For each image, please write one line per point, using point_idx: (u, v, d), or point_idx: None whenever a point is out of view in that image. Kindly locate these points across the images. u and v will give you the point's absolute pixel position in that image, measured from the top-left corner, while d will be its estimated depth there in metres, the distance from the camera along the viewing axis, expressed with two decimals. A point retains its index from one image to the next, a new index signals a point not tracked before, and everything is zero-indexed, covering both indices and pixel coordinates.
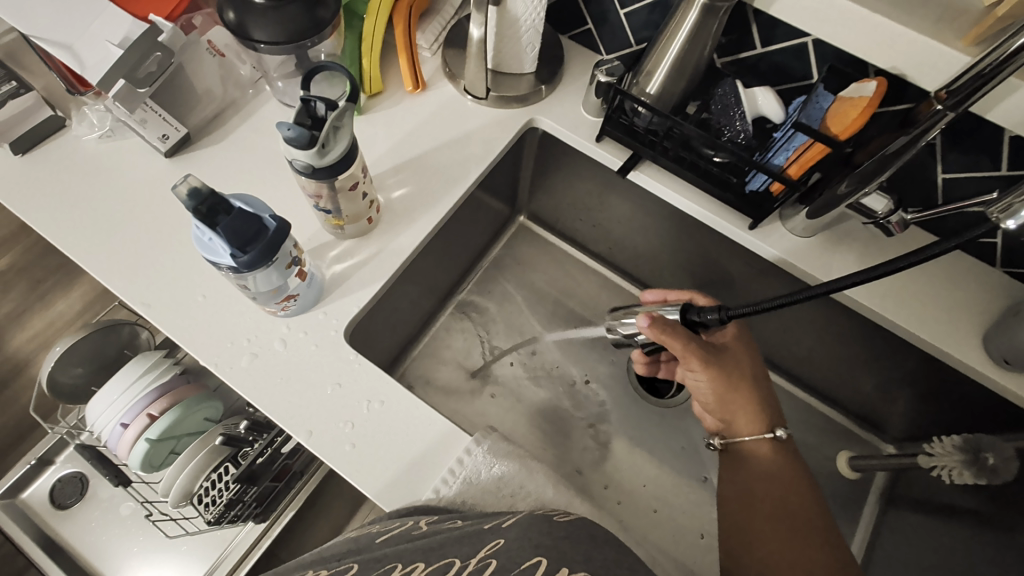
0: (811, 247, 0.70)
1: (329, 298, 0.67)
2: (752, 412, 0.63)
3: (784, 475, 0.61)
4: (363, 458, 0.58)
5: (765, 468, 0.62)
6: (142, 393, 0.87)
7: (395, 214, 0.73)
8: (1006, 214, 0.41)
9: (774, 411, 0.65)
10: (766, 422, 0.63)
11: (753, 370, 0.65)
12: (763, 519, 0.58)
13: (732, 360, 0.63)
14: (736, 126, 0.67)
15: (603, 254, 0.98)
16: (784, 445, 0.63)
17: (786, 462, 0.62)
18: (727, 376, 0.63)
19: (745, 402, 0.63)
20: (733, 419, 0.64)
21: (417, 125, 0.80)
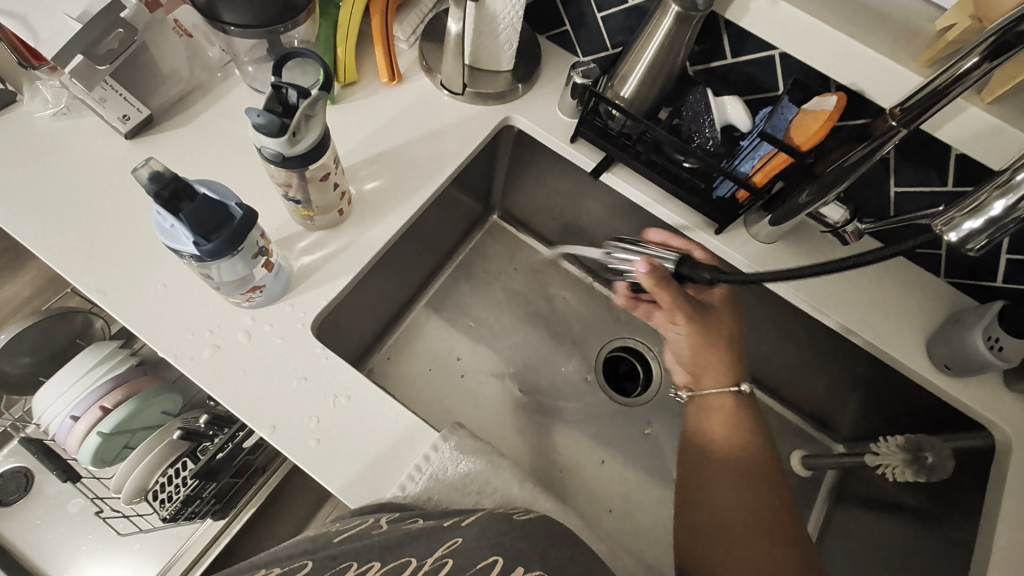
0: (773, 253, 0.73)
1: (296, 290, 0.65)
2: (722, 363, 0.67)
3: (744, 438, 0.65)
4: (330, 451, 0.58)
5: (725, 426, 0.66)
6: (96, 385, 0.84)
7: (367, 206, 0.72)
8: (949, 227, 0.43)
9: (742, 369, 0.69)
10: (733, 377, 0.68)
11: (731, 327, 0.68)
12: (721, 483, 0.62)
13: (711, 315, 0.67)
14: (705, 133, 0.68)
15: (575, 253, 0.99)
16: (747, 401, 0.68)
17: (745, 423, 0.66)
18: (703, 331, 0.66)
19: (717, 355, 0.68)
20: (704, 371, 0.68)
21: (393, 118, 0.79)
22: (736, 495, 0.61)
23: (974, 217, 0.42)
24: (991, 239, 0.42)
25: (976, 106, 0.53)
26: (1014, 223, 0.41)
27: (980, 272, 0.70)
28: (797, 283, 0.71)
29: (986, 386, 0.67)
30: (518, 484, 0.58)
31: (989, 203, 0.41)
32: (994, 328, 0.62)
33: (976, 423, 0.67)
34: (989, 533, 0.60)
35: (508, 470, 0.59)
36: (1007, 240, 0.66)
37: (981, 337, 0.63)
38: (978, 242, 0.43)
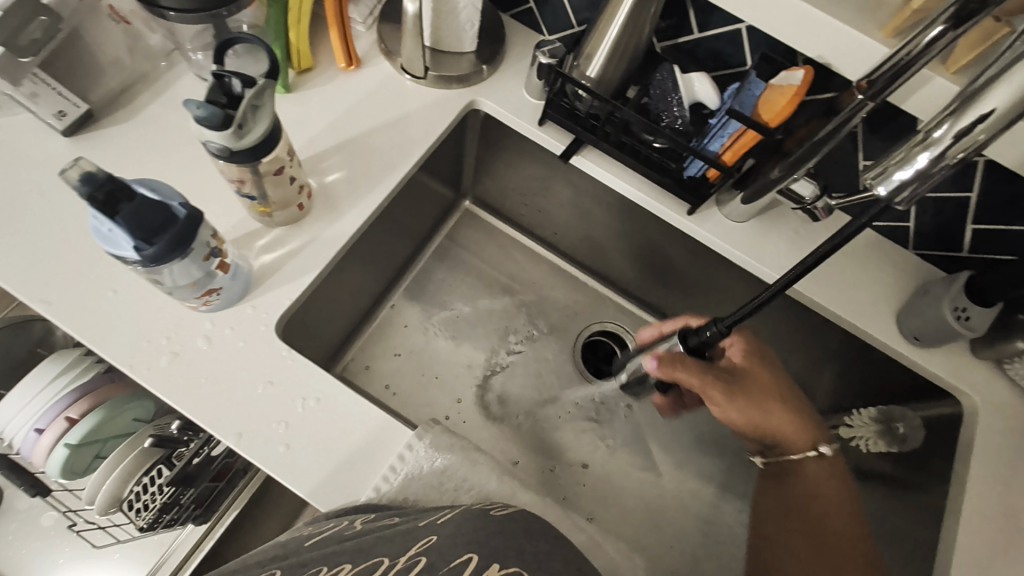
0: (745, 232, 0.72)
1: (256, 291, 0.62)
2: (792, 428, 0.64)
3: (842, 494, 0.63)
4: (301, 456, 0.56)
5: (814, 488, 0.63)
6: (59, 395, 0.80)
7: (329, 199, 0.69)
8: (880, 178, 0.42)
9: (816, 427, 0.65)
10: (811, 440, 0.64)
11: (780, 384, 0.65)
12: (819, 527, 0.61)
13: (753, 382, 0.64)
14: (673, 112, 0.67)
15: (549, 239, 0.98)
16: (834, 461, 0.64)
17: (836, 482, 0.63)
18: (756, 400, 0.63)
19: (785, 421, 0.64)
20: (775, 440, 0.65)
21: (352, 105, 0.76)
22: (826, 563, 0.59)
23: (904, 167, 0.41)
24: (917, 191, 0.41)
25: (942, 76, 0.52)
26: (943, 170, 0.40)
27: (946, 242, 0.71)
28: (771, 261, 0.71)
29: (953, 354, 0.69)
30: (496, 478, 0.56)
31: (914, 155, 0.40)
32: (960, 298, 0.63)
33: (945, 392, 0.69)
34: (958, 499, 0.62)
35: (485, 465, 0.57)
36: (971, 210, 0.67)
37: (949, 307, 0.63)
38: (906, 195, 0.41)
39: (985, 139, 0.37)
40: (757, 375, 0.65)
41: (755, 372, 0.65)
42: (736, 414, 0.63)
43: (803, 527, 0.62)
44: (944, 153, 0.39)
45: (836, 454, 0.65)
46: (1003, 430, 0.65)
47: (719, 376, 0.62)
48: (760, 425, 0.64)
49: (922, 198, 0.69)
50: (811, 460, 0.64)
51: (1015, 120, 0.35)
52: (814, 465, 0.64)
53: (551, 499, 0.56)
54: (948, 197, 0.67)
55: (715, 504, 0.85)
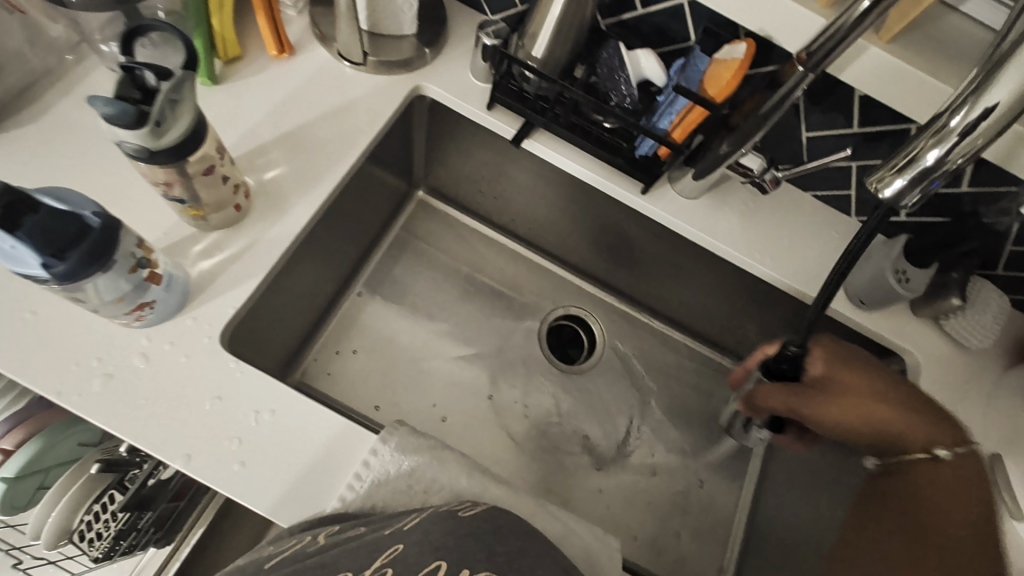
0: (698, 208, 0.73)
1: (197, 300, 0.58)
2: (906, 433, 0.59)
3: (964, 497, 0.56)
4: (261, 473, 0.53)
5: (951, 492, 0.56)
6: None
7: (269, 198, 0.65)
8: (882, 184, 0.44)
9: (936, 426, 0.58)
10: (929, 442, 0.58)
11: (877, 385, 0.60)
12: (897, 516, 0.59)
13: (843, 391, 0.61)
14: (622, 91, 0.66)
15: (507, 226, 0.96)
16: (958, 468, 0.57)
17: (963, 486, 0.56)
18: (856, 410, 0.60)
19: (897, 427, 0.59)
20: (895, 443, 0.59)
21: (288, 95, 0.71)
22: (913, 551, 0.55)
23: (904, 174, 0.43)
24: (926, 192, 0.42)
25: (876, 46, 0.53)
26: (940, 175, 0.42)
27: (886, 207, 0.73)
28: (725, 236, 0.72)
29: (896, 315, 0.72)
30: (466, 476, 0.55)
31: (921, 155, 0.41)
32: (902, 261, 0.66)
33: (889, 351, 0.72)
34: None
35: (454, 463, 0.56)
36: None
37: (890, 270, 0.66)
38: (911, 198, 0.44)
39: (982, 143, 0.39)
40: (852, 383, 0.61)
41: (846, 381, 0.61)
42: (837, 425, 0.61)
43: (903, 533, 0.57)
44: (958, 149, 0.39)
45: (968, 455, 0.57)
46: (943, 383, 0.69)
47: (812, 395, 0.61)
48: (869, 429, 0.60)
49: (860, 167, 0.71)
50: (926, 461, 0.58)
51: (1007, 124, 0.38)
52: (933, 469, 0.58)
53: (522, 491, 0.56)
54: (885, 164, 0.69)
55: (684, 475, 0.87)
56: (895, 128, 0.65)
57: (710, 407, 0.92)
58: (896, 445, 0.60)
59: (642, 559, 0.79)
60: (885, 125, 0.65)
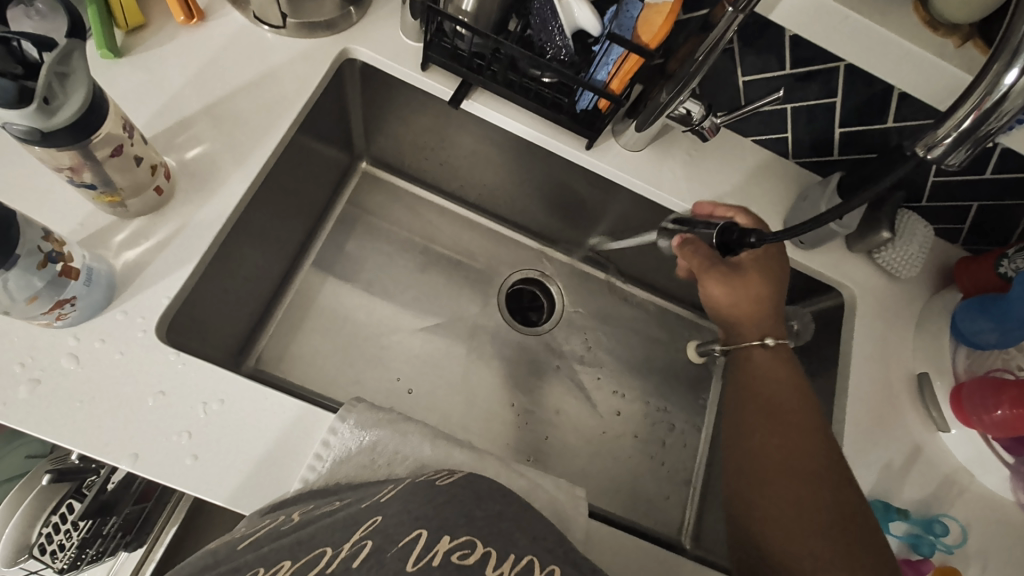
0: (643, 160, 0.73)
1: (126, 294, 0.55)
2: (757, 321, 0.64)
3: (780, 375, 0.62)
4: (218, 463, 0.51)
5: (764, 371, 0.62)
6: None
7: (193, 178, 0.60)
8: (930, 146, 0.44)
9: (775, 322, 0.65)
10: (761, 329, 0.64)
11: (765, 281, 0.65)
12: (757, 417, 0.59)
13: (743, 274, 0.64)
14: (556, 42, 0.62)
15: (457, 192, 0.94)
16: (778, 354, 0.63)
17: (786, 367, 0.62)
18: (733, 287, 0.64)
19: (751, 311, 0.64)
20: (739, 322, 0.65)
21: (203, 65, 0.66)
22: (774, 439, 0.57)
23: (944, 139, 0.43)
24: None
25: None
26: (988, 137, 0.41)
27: (820, 148, 0.76)
28: (670, 186, 0.73)
29: (833, 251, 0.75)
30: (429, 445, 0.54)
31: (962, 117, 0.41)
32: (835, 199, 0.69)
33: (828, 286, 0.76)
34: (845, 379, 0.69)
35: (416, 433, 0.55)
36: (839, 115, 0.71)
37: (825, 209, 0.69)
38: (957, 157, 0.43)
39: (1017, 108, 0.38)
40: (747, 273, 0.64)
41: (747, 270, 0.64)
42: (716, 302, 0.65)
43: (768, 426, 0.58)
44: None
45: (783, 349, 0.64)
46: (875, 312, 0.73)
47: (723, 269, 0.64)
48: (725, 310, 0.65)
49: (796, 109, 0.72)
50: (757, 346, 0.64)
51: None
52: (761, 353, 0.63)
53: (488, 453, 0.56)
54: (817, 104, 0.70)
55: (645, 422, 0.90)
56: (825, 67, 0.66)
57: (668, 355, 0.95)
58: (731, 326, 0.66)
59: (612, 505, 0.82)
60: (815, 65, 0.66)
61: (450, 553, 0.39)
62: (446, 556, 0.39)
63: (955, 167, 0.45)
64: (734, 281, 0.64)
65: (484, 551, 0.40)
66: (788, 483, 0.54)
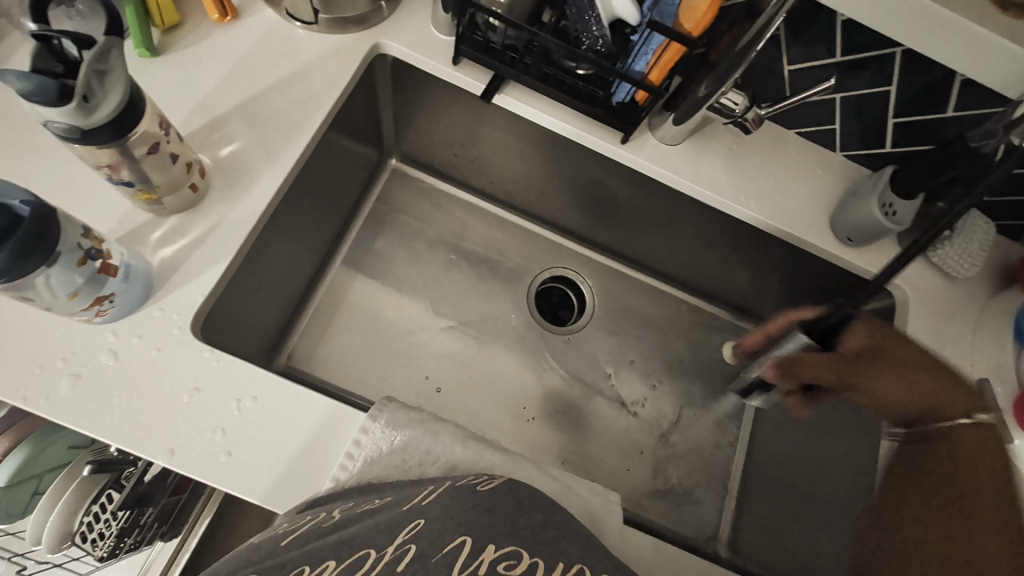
0: (680, 154, 0.70)
1: (161, 291, 0.55)
2: (946, 399, 0.58)
3: (993, 464, 0.55)
4: (251, 461, 0.51)
5: (969, 449, 0.56)
6: None
7: (228, 176, 0.61)
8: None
9: (968, 391, 0.58)
10: (966, 405, 0.57)
11: (922, 355, 0.59)
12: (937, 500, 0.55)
13: (878, 359, 0.60)
14: (593, 32, 0.61)
15: (486, 189, 0.93)
16: (990, 436, 0.56)
17: (998, 451, 0.56)
18: (880, 374, 0.59)
19: (930, 393, 0.58)
20: (929, 409, 0.59)
21: (237, 63, 0.66)
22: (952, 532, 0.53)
23: None
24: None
25: None
26: None
27: (871, 140, 0.71)
28: (709, 182, 0.70)
29: (884, 249, 0.71)
30: (461, 446, 0.53)
31: None
32: (888, 194, 0.65)
33: (879, 286, 0.72)
34: None
35: (448, 433, 0.54)
36: (892, 105, 0.67)
37: (877, 206, 0.65)
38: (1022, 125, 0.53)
39: None
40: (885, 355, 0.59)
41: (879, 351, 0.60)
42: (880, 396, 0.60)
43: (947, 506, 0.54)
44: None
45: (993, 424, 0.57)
46: (931, 313, 0.69)
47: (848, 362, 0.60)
48: (908, 402, 0.59)
49: (845, 99, 0.68)
50: (969, 425, 0.57)
51: None
52: (973, 433, 0.57)
53: (522, 456, 0.55)
54: (869, 94, 0.67)
55: (679, 426, 0.87)
56: (879, 54, 0.62)
57: (703, 356, 0.92)
58: (930, 412, 0.59)
59: (643, 510, 0.80)
60: (868, 52, 0.62)
61: (497, 564, 0.39)
62: (492, 566, 0.39)
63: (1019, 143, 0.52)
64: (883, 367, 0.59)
65: (531, 560, 0.40)
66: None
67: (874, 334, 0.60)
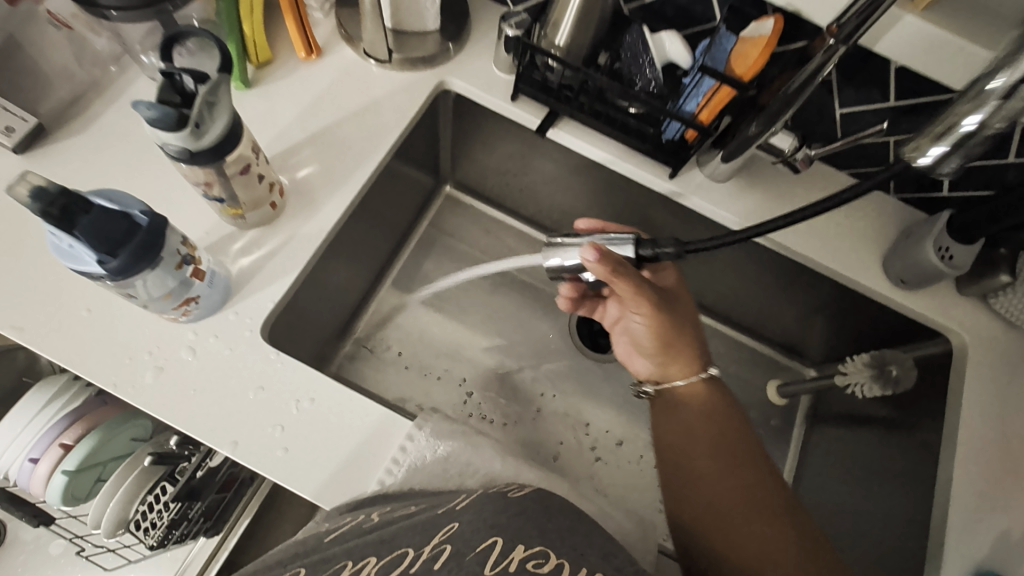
0: (727, 190, 0.72)
1: (238, 296, 0.61)
2: (688, 355, 0.63)
3: (710, 413, 0.62)
4: (303, 458, 0.55)
5: (699, 409, 0.63)
6: (51, 423, 0.81)
7: (302, 196, 0.67)
8: (918, 151, 0.43)
9: (705, 353, 0.65)
10: (702, 363, 0.64)
11: (688, 310, 0.66)
12: (704, 462, 0.59)
13: (673, 299, 0.64)
14: (646, 74, 0.65)
15: (533, 217, 0.97)
16: (716, 395, 0.63)
17: (718, 403, 0.63)
18: (663, 317, 0.61)
19: (683, 343, 0.63)
20: (663, 359, 0.64)
21: (318, 96, 0.73)
22: (724, 486, 0.57)
23: (940, 143, 0.41)
24: (960, 159, 0.42)
25: (912, 14, 0.51)
26: (980, 142, 0.41)
27: (927, 184, 0.71)
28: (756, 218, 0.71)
29: (939, 294, 0.70)
30: (499, 460, 0.55)
31: (958, 122, 0.40)
32: (944, 237, 0.64)
33: (934, 331, 0.69)
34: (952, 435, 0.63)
35: (488, 448, 0.57)
36: None
37: (932, 248, 0.64)
38: (950, 164, 0.43)
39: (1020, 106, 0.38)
40: (681, 299, 0.65)
41: (680, 296, 0.65)
42: (659, 330, 0.62)
43: (733, 459, 0.59)
44: (991, 116, 0.39)
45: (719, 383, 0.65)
46: (990, 363, 0.66)
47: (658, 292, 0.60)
48: (663, 340, 0.63)
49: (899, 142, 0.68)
50: (683, 385, 0.64)
51: None
52: (689, 391, 0.64)
53: (557, 476, 0.56)
54: None
55: None
56: (935, 100, 0.62)
57: (744, 394, 0.91)
58: (664, 359, 0.64)
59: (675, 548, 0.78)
60: (922, 97, 0.63)
61: (525, 562, 0.40)
62: (521, 565, 0.40)
63: (946, 173, 0.44)
64: (671, 307, 0.63)
65: (559, 560, 0.41)
66: (744, 530, 0.54)
67: (679, 283, 0.67)
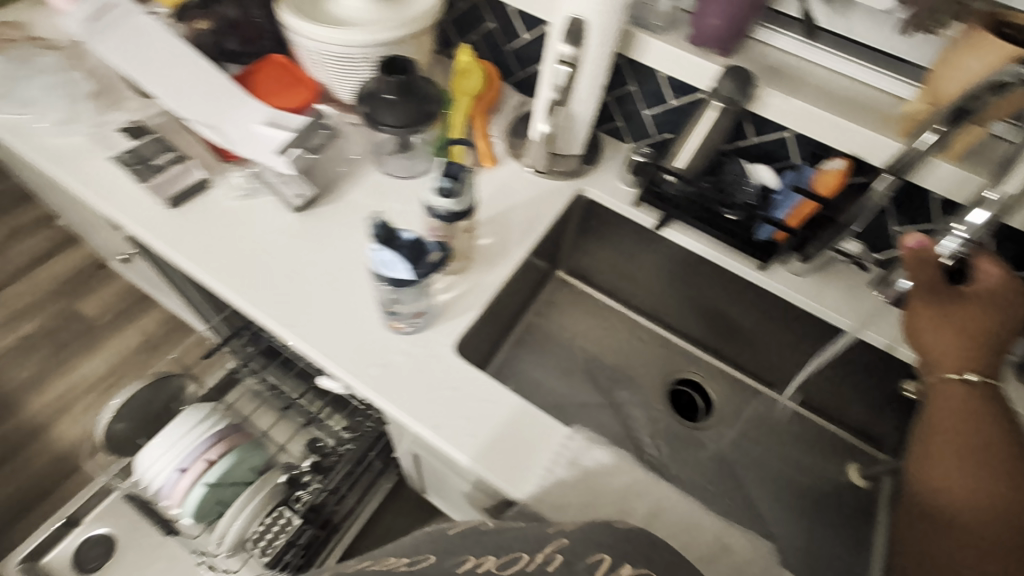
0: (807, 281, 0.92)
1: (439, 319, 0.82)
2: (959, 356, 0.72)
3: (968, 410, 0.70)
4: (488, 443, 0.72)
5: (953, 403, 0.71)
6: (198, 442, 1.08)
7: (483, 257, 0.91)
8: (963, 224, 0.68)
9: (985, 363, 0.72)
10: (966, 365, 0.71)
11: (983, 321, 0.72)
12: (939, 435, 0.71)
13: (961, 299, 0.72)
14: (745, 191, 0.92)
15: (631, 301, 1.17)
16: (974, 392, 0.71)
17: (981, 403, 0.70)
18: (946, 313, 0.72)
19: (964, 343, 0.71)
20: (929, 352, 0.74)
21: (494, 188, 1.01)
22: (958, 456, 0.69)
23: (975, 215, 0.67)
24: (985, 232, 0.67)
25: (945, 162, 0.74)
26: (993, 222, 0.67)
27: None
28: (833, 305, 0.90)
29: None
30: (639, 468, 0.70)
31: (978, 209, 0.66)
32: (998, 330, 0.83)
33: None
34: None
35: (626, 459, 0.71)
36: None
37: None
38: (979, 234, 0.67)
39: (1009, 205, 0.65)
40: (965, 305, 0.72)
41: (969, 301, 0.72)
42: (934, 326, 0.73)
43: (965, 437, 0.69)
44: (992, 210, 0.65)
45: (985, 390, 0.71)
46: None
47: (943, 291, 0.73)
48: (928, 333, 0.74)
49: None
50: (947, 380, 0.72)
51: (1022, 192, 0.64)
52: (943, 385, 0.72)
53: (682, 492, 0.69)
54: None
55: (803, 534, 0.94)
56: None
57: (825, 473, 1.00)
58: (931, 354, 0.74)
59: None
60: None
61: None
62: None
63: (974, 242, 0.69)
64: (952, 308, 0.73)
65: None
66: (967, 504, 0.67)
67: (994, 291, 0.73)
